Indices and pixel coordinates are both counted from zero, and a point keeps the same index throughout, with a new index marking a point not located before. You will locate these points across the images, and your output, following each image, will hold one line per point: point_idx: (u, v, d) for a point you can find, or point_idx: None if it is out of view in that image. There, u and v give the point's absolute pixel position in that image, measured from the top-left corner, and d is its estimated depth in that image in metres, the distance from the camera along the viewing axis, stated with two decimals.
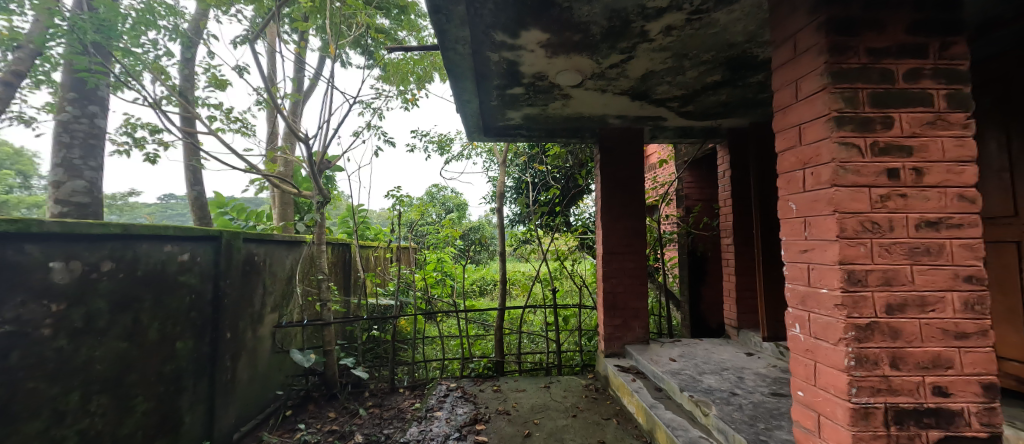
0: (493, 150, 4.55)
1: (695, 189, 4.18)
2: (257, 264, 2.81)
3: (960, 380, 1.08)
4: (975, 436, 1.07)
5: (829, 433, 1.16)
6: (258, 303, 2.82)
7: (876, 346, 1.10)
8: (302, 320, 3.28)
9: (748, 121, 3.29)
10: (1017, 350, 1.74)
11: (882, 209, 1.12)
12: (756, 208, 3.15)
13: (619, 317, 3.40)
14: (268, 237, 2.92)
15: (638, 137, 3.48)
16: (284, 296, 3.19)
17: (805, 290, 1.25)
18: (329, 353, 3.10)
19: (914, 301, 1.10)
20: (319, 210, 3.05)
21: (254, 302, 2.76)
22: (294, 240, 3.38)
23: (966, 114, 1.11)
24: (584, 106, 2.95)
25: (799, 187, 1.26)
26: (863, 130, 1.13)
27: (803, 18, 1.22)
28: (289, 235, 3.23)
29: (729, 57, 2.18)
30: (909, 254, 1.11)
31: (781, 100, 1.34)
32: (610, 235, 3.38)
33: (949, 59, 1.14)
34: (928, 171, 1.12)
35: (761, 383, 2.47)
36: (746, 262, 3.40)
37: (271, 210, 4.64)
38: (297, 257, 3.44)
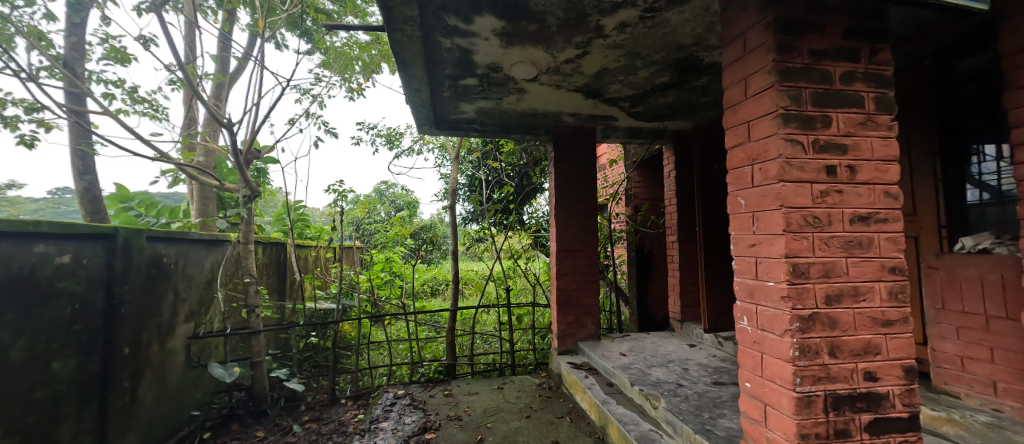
0: (445, 146, 4.44)
1: (643, 188, 4.35)
2: (165, 268, 2.48)
3: (887, 364, 1.18)
4: (898, 416, 1.18)
5: (775, 423, 1.21)
6: (167, 312, 2.49)
7: (817, 336, 1.16)
8: (223, 330, 2.96)
9: (692, 123, 3.45)
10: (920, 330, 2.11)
11: (822, 204, 1.19)
12: (699, 207, 3.32)
13: (572, 315, 3.43)
14: (179, 236, 2.59)
15: (589, 136, 3.55)
16: (202, 302, 2.86)
17: (754, 284, 1.30)
18: (257, 365, 2.82)
19: (849, 291, 1.18)
20: (246, 205, 2.77)
21: (162, 311, 2.44)
22: (215, 240, 3.04)
23: (889, 116, 1.23)
24: (538, 103, 2.94)
25: (748, 182, 1.30)
26: (806, 127, 1.19)
27: (752, 17, 1.27)
28: (208, 234, 2.91)
29: (678, 59, 2.28)
30: (845, 247, 1.19)
31: (731, 99, 1.38)
32: (563, 232, 3.41)
33: (877, 64, 1.25)
34: (861, 168, 1.22)
35: (704, 373, 2.61)
36: (690, 257, 3.58)
37: (188, 206, 4.16)
38: (218, 258, 3.10)
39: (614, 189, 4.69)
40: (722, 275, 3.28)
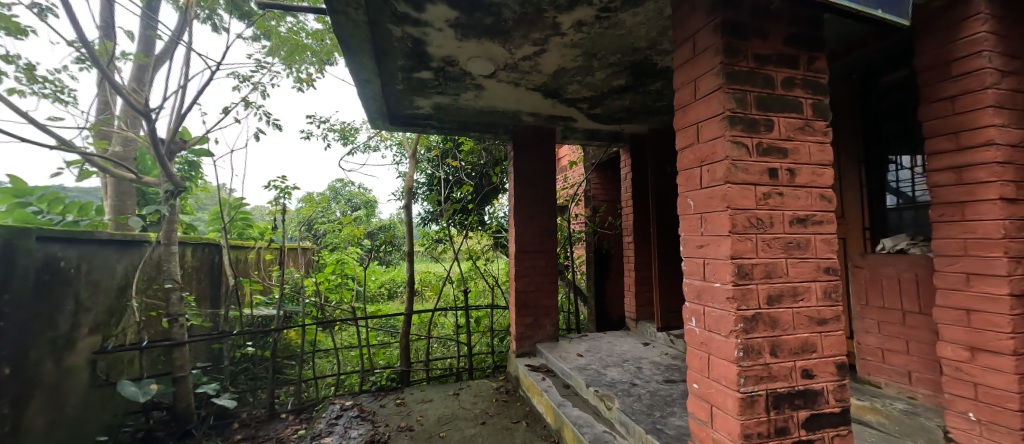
0: (402, 142, 4.30)
1: (602, 190, 4.42)
2: (61, 274, 2.42)
3: (822, 361, 1.26)
4: (831, 411, 1.25)
5: (721, 423, 1.24)
6: (65, 323, 2.43)
7: (760, 336, 1.20)
8: (138, 343, 2.74)
9: (647, 127, 3.55)
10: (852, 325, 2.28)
11: (765, 205, 1.24)
12: (653, 209, 3.41)
13: (530, 316, 3.46)
14: (78, 238, 2.52)
15: (548, 138, 3.58)
16: (111, 312, 2.69)
17: (702, 285, 1.33)
18: (181, 380, 2.67)
19: (789, 291, 1.24)
20: (167, 202, 2.58)
21: (56, 322, 2.38)
22: (130, 241, 2.82)
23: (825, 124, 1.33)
24: (498, 100, 2.95)
25: (697, 183, 1.35)
26: (751, 130, 1.25)
27: (702, 19, 1.31)
28: (119, 234, 2.72)
29: (633, 62, 2.46)
30: (785, 248, 1.25)
31: (682, 99, 1.43)
32: (522, 234, 3.43)
33: (815, 72, 1.34)
34: (800, 172, 1.29)
35: (656, 371, 2.71)
36: (644, 258, 3.67)
37: (101, 202, 3.75)
38: (133, 262, 2.86)
39: (574, 190, 4.75)
40: (674, 275, 3.39)
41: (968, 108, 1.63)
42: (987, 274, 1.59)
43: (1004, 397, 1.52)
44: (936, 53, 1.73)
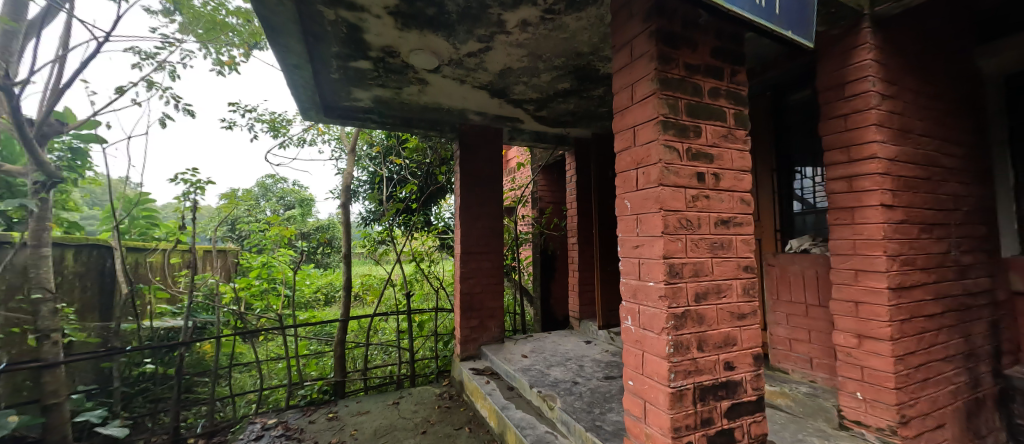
0: (340, 136, 4.05)
1: (548, 191, 4.49)
2: None
3: (742, 354, 1.85)
4: (748, 398, 1.84)
5: (653, 412, 1.73)
6: None
7: (688, 332, 1.73)
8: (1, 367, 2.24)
9: (590, 132, 3.70)
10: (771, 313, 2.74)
11: (694, 207, 1.78)
12: (595, 210, 3.53)
13: (476, 319, 3.47)
14: None
15: (495, 139, 3.66)
16: None
17: (637, 283, 1.87)
18: (51, 409, 2.39)
19: (714, 290, 1.81)
20: (36, 195, 2.39)
21: None
22: None
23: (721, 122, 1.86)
24: (447, 95, 3.11)
25: (634, 186, 1.90)
26: (681, 135, 1.78)
27: (638, 26, 1.84)
28: None
29: (577, 66, 2.72)
30: (712, 248, 1.82)
31: (623, 102, 1.96)
32: (468, 234, 3.43)
33: (734, 84, 1.94)
34: (724, 179, 1.87)
35: (597, 368, 2.98)
36: (587, 258, 3.78)
37: None
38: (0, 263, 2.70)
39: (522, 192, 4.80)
40: (614, 275, 3.51)
41: (859, 126, 2.10)
42: (868, 271, 2.06)
43: (882, 378, 2.00)
44: (835, 80, 2.22)
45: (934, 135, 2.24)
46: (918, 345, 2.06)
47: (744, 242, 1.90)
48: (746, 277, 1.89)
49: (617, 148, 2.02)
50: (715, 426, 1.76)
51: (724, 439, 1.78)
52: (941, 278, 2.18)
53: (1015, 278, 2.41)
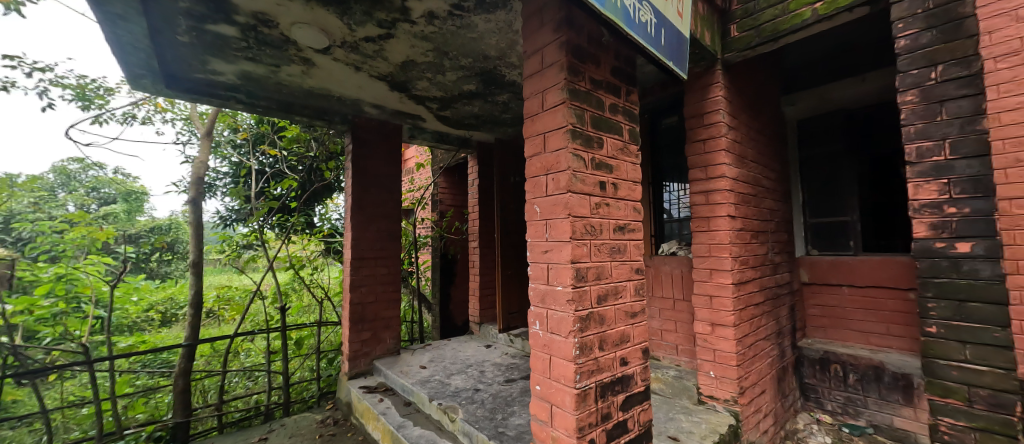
0: (193, 119, 3.40)
1: (448, 194, 4.39)
2: None
3: (634, 349, 2.04)
4: (638, 388, 2.04)
5: (561, 417, 1.79)
6: None
7: (592, 334, 1.83)
8: None
9: (492, 137, 3.73)
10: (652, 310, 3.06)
11: (597, 213, 1.90)
12: (497, 215, 3.54)
13: (367, 331, 3.32)
14: None
15: (392, 134, 3.53)
16: None
17: (545, 288, 1.91)
18: None
19: (613, 291, 1.96)
20: None
21: None
22: None
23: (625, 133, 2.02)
24: (338, 81, 2.84)
25: (542, 191, 1.95)
26: (586, 144, 1.88)
27: (549, 35, 1.90)
28: None
29: (483, 69, 2.70)
30: (612, 252, 1.97)
31: (533, 108, 2.01)
32: (361, 238, 3.27)
33: (628, 102, 2.14)
34: (621, 188, 2.04)
35: (498, 373, 3.02)
36: (488, 263, 3.80)
37: None
38: None
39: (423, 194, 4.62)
40: (513, 278, 3.57)
41: (714, 148, 2.52)
42: (719, 270, 2.48)
43: (727, 357, 2.42)
44: (698, 108, 2.61)
45: (760, 161, 2.80)
46: (752, 329, 2.56)
47: (635, 247, 2.10)
48: (637, 279, 2.09)
49: (527, 152, 2.05)
50: (612, 419, 1.90)
51: (620, 431, 1.93)
52: (764, 275, 2.71)
53: (801, 272, 3.10)
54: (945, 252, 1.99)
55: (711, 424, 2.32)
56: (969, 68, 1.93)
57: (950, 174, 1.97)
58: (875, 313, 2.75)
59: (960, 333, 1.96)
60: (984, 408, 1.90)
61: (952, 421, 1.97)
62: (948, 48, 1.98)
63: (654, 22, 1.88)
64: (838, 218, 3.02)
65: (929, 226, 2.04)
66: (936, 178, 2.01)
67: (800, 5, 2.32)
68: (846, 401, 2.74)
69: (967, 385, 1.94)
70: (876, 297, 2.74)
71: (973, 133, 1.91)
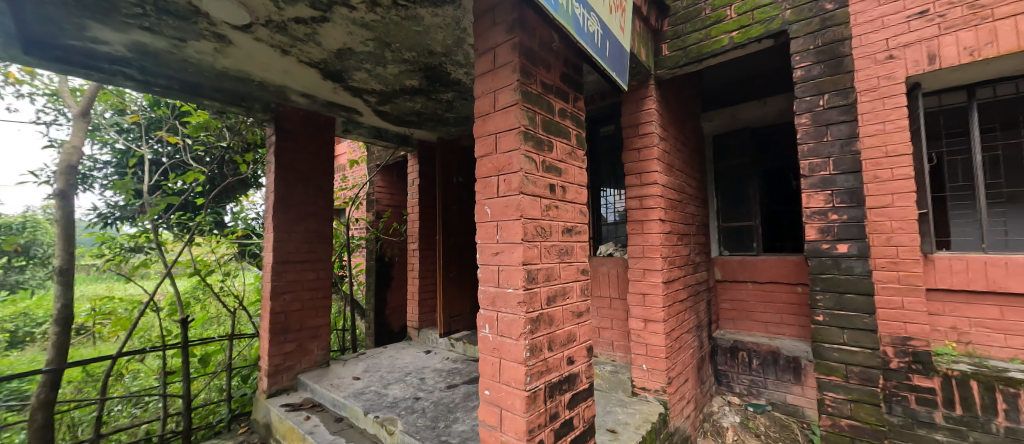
0: (65, 96, 2.84)
1: (386, 193, 4.46)
2: None
3: (580, 347, 2.11)
4: (584, 385, 2.11)
5: (511, 420, 1.78)
6: None
7: (542, 335, 1.85)
8: None
9: (434, 136, 3.83)
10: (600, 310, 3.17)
11: (547, 216, 1.93)
12: (438, 219, 3.56)
13: (291, 343, 3.09)
14: None
15: (324, 126, 3.37)
16: None
17: (496, 291, 1.90)
18: None
19: (561, 292, 2.00)
20: None
21: None
22: None
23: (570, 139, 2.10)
24: (261, 64, 2.56)
25: (493, 192, 1.93)
26: (537, 147, 1.91)
27: (502, 36, 1.90)
28: None
29: (427, 65, 2.61)
30: (560, 254, 2.01)
31: (484, 107, 1.99)
32: (288, 240, 3.08)
33: (575, 108, 2.22)
34: (568, 191, 2.10)
35: (438, 379, 2.95)
36: (428, 264, 3.92)
37: None
38: None
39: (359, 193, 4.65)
40: (456, 281, 3.64)
41: (648, 157, 2.70)
42: (651, 270, 2.67)
43: (658, 351, 2.61)
44: (634, 119, 2.78)
45: (684, 171, 3.08)
46: (678, 324, 2.80)
47: (581, 249, 2.17)
48: (583, 279, 2.16)
49: (477, 152, 2.02)
50: (560, 418, 1.93)
51: (566, 429, 1.97)
52: (687, 274, 2.98)
53: (715, 271, 3.46)
54: (828, 251, 2.37)
55: (645, 414, 2.48)
56: (847, 99, 2.33)
57: (833, 186, 2.36)
58: (771, 305, 3.18)
59: (839, 319, 2.35)
60: (857, 382, 2.29)
61: (834, 395, 2.35)
62: (833, 80, 2.37)
63: (600, 32, 1.94)
64: (743, 222, 3.44)
65: (816, 230, 2.42)
66: (822, 189, 2.39)
67: (720, 32, 2.60)
68: (751, 383, 3.11)
69: (844, 363, 2.33)
70: (773, 291, 3.18)
71: (849, 153, 2.31)
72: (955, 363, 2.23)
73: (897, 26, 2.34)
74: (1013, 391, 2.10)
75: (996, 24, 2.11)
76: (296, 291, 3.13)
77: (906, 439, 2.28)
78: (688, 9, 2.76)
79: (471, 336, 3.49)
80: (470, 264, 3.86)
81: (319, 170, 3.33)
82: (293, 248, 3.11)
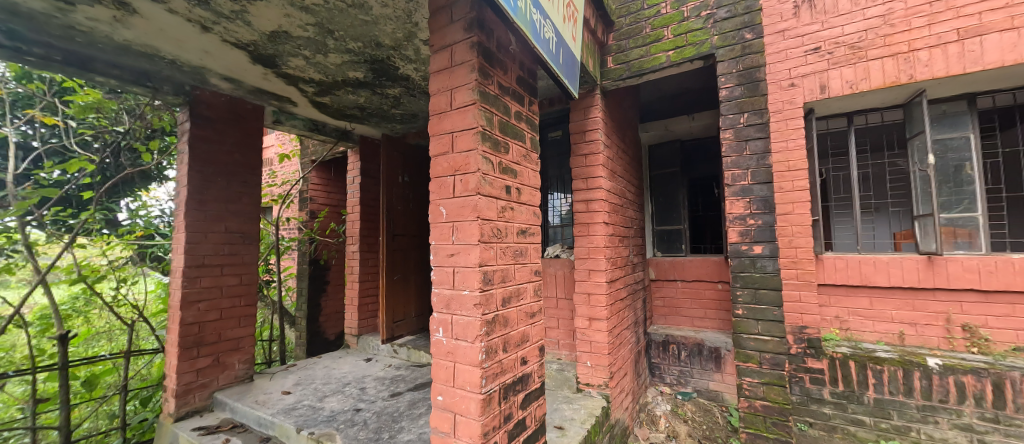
0: None
1: (322, 192, 4.30)
2: None
3: (533, 347, 2.14)
4: (536, 384, 2.14)
5: (465, 425, 1.74)
6: None
7: (497, 337, 1.84)
8: None
9: (379, 132, 3.74)
10: (549, 309, 3.26)
11: (503, 217, 1.93)
12: (382, 220, 3.42)
13: (206, 358, 2.74)
14: None
15: (249, 115, 3.03)
16: None
17: (451, 293, 1.85)
18: None
19: (515, 293, 2.01)
20: None
21: None
22: None
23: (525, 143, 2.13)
24: (172, 40, 2.23)
25: (449, 193, 1.88)
26: (494, 148, 1.90)
27: (460, 33, 1.87)
28: None
29: (374, 57, 2.48)
30: (515, 256, 2.02)
31: (440, 105, 1.93)
32: (204, 240, 2.73)
33: (529, 112, 2.25)
34: (523, 194, 2.12)
35: (381, 388, 2.82)
36: (370, 267, 3.82)
37: None
38: None
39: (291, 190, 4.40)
40: (399, 284, 3.55)
41: (594, 162, 2.83)
42: (596, 270, 2.79)
43: (601, 347, 2.74)
44: (581, 126, 2.90)
45: (625, 177, 3.28)
46: (619, 321, 2.97)
47: (535, 250, 2.20)
48: (535, 280, 2.19)
49: (432, 151, 1.96)
50: (513, 419, 1.93)
51: (519, 430, 1.97)
52: (627, 274, 3.17)
53: (650, 270, 3.73)
54: (747, 252, 2.66)
55: (589, 409, 2.58)
56: (762, 118, 2.61)
57: (750, 195, 2.66)
58: (697, 301, 3.51)
59: (756, 313, 2.64)
60: (768, 366, 2.59)
61: (750, 380, 2.63)
62: (751, 101, 2.66)
63: (555, 39, 1.98)
64: (674, 226, 3.75)
65: (737, 233, 2.71)
66: (741, 198, 2.69)
67: (659, 50, 2.82)
68: (679, 373, 3.39)
69: (759, 351, 2.62)
70: (699, 288, 3.51)
71: (764, 166, 2.60)
72: (837, 347, 2.68)
73: (797, 59, 2.75)
74: (879, 368, 2.54)
75: (869, 64, 2.57)
76: (213, 298, 2.78)
77: (802, 413, 2.66)
78: (631, 26, 2.96)
79: (415, 342, 3.46)
80: (414, 266, 3.78)
81: (242, 163, 2.98)
82: (210, 250, 2.76)
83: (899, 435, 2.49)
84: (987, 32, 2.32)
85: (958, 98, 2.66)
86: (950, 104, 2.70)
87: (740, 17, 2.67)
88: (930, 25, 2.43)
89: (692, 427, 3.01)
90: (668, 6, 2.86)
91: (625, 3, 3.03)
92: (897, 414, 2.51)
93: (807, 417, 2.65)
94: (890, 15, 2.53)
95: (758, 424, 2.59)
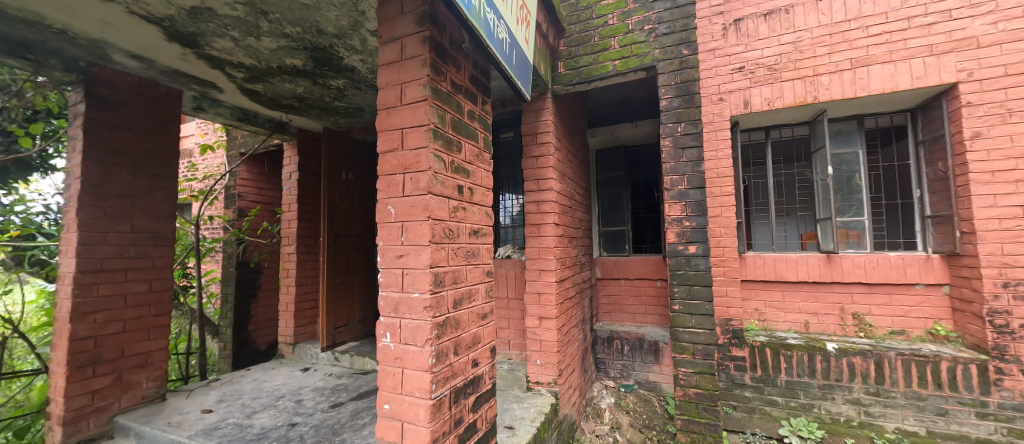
0: None
1: (252, 188, 3.93)
2: None
3: (485, 348, 2.12)
4: (487, 386, 2.12)
5: (414, 433, 1.67)
6: None
7: (447, 340, 1.79)
8: None
9: (319, 125, 3.50)
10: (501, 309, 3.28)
11: (456, 218, 1.89)
12: (322, 218, 3.20)
13: (104, 378, 2.37)
14: None
15: (162, 99, 2.67)
16: None
17: (399, 296, 1.77)
18: None
19: (467, 295, 1.98)
20: None
21: None
22: None
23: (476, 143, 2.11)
24: (64, 7, 1.90)
25: (399, 192, 1.80)
26: (446, 147, 1.85)
27: (412, 27, 1.80)
28: None
29: (315, 45, 2.31)
30: (467, 257, 1.99)
31: (389, 100, 1.85)
32: (104, 242, 2.37)
33: (482, 112, 2.23)
34: (476, 193, 2.09)
35: (320, 399, 2.63)
36: (307, 270, 3.56)
37: None
38: None
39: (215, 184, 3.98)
40: (342, 287, 3.35)
41: (544, 165, 2.89)
42: (546, 270, 2.84)
43: (550, 346, 2.79)
44: (532, 128, 2.94)
45: (574, 179, 3.37)
46: (567, 319, 3.05)
47: (487, 251, 2.18)
48: (487, 281, 2.17)
49: (380, 148, 1.87)
50: (463, 422, 1.90)
51: (470, 433, 1.94)
52: (575, 274, 3.28)
53: (596, 269, 3.89)
54: (683, 252, 2.87)
55: (538, 407, 2.61)
56: (696, 128, 2.83)
57: (685, 199, 2.86)
58: (638, 298, 3.73)
59: (690, 307, 2.84)
60: (701, 357, 2.79)
61: (685, 370, 2.83)
62: (688, 112, 2.86)
63: (508, 41, 1.98)
64: (618, 227, 3.93)
65: (674, 234, 2.90)
66: (677, 201, 2.89)
67: (606, 59, 2.96)
68: (623, 367, 3.57)
69: (693, 343, 2.82)
70: (640, 286, 3.72)
71: (698, 172, 2.82)
72: (757, 337, 2.98)
73: (725, 76, 3.02)
74: (789, 353, 2.85)
75: (784, 84, 2.90)
76: (114, 309, 2.41)
77: (728, 398, 2.95)
78: (580, 34, 3.07)
79: (357, 349, 3.29)
80: (358, 268, 3.59)
81: (154, 153, 2.63)
82: (111, 253, 2.40)
83: (805, 412, 2.81)
84: (872, 63, 2.71)
85: (850, 119, 3.10)
86: (843, 123, 3.13)
87: (678, 34, 2.87)
88: (830, 54, 2.80)
89: (633, 418, 3.19)
90: (614, 17, 3.00)
91: (574, 11, 3.13)
92: (804, 394, 2.83)
93: (732, 401, 2.95)
94: (799, 43, 2.87)
95: (691, 411, 2.79)
